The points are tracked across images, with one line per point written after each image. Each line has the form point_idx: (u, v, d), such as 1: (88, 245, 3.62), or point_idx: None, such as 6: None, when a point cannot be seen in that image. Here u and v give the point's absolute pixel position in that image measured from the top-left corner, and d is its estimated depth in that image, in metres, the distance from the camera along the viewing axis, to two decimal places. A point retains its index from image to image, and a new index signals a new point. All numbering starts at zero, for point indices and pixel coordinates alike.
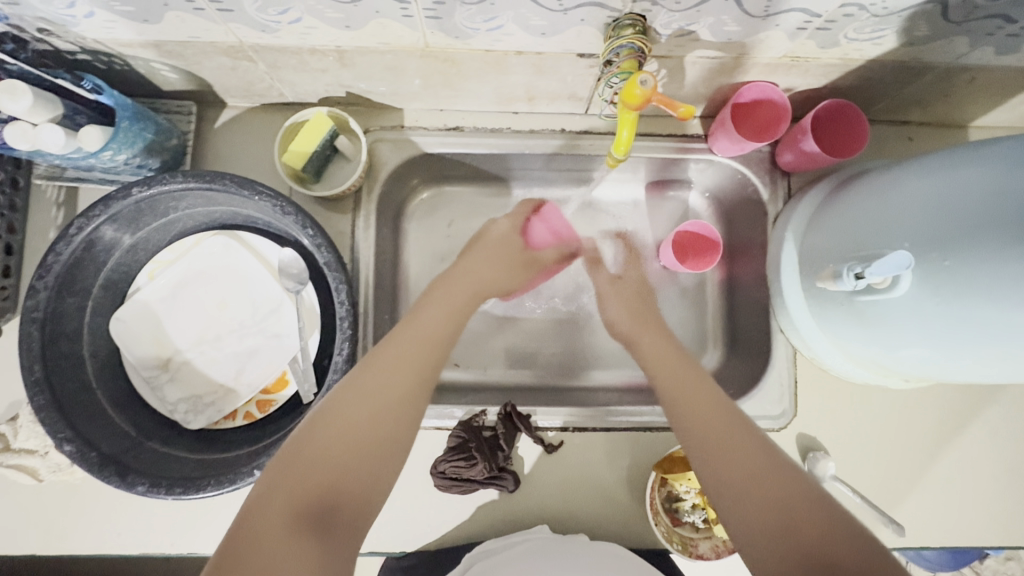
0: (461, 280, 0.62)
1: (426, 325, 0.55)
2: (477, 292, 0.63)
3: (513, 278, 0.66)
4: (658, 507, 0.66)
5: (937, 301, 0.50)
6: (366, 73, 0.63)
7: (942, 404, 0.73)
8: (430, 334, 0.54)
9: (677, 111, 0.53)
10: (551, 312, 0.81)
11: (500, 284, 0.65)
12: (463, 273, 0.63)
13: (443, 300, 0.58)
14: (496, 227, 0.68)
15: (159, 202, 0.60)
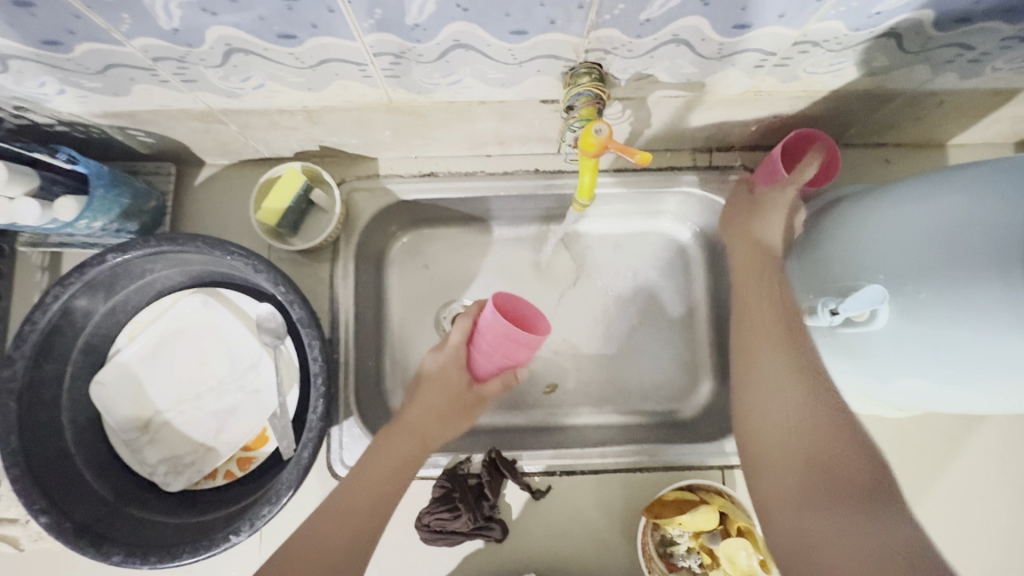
0: (414, 425, 0.61)
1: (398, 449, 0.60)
2: (425, 438, 0.61)
3: (455, 422, 0.62)
4: (651, 553, 0.64)
5: (918, 334, 0.49)
6: (336, 128, 0.64)
7: (941, 430, 0.70)
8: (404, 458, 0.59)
9: (634, 158, 0.51)
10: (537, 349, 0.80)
11: (445, 431, 0.62)
12: (422, 415, 0.61)
13: (411, 430, 0.61)
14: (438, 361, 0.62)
15: (134, 265, 0.60)
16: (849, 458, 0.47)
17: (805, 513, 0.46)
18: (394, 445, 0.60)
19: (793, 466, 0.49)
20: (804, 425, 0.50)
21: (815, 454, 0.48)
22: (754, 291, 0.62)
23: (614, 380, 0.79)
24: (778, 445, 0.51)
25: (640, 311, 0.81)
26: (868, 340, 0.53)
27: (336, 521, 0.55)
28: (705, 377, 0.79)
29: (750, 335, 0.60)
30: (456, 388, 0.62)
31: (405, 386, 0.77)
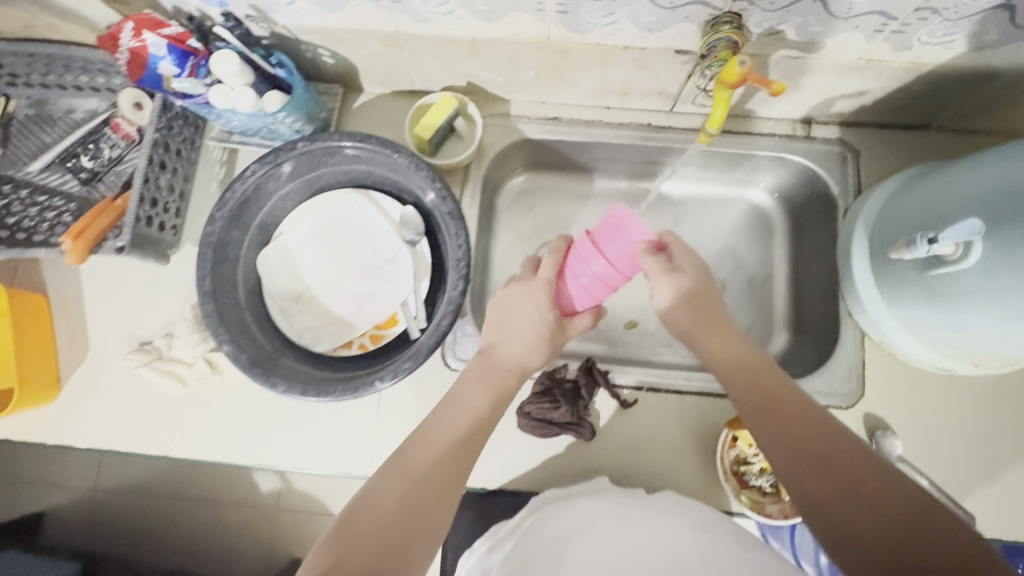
0: (499, 368, 0.62)
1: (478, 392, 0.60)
2: (507, 382, 0.62)
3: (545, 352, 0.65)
4: (727, 467, 0.70)
5: (1007, 268, 0.53)
6: (490, 63, 0.75)
7: (1013, 396, 0.74)
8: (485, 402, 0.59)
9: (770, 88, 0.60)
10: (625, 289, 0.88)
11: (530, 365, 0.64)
12: (506, 357, 0.63)
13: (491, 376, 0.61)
14: (515, 291, 0.66)
15: (315, 156, 0.72)
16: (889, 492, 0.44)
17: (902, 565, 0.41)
18: (482, 381, 0.61)
19: (847, 517, 0.44)
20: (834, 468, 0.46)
21: (874, 504, 0.44)
22: (715, 337, 0.59)
23: None
24: (818, 486, 0.46)
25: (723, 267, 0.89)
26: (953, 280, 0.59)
27: (435, 451, 0.53)
28: (781, 333, 0.86)
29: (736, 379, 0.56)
30: (546, 324, 0.64)
31: None
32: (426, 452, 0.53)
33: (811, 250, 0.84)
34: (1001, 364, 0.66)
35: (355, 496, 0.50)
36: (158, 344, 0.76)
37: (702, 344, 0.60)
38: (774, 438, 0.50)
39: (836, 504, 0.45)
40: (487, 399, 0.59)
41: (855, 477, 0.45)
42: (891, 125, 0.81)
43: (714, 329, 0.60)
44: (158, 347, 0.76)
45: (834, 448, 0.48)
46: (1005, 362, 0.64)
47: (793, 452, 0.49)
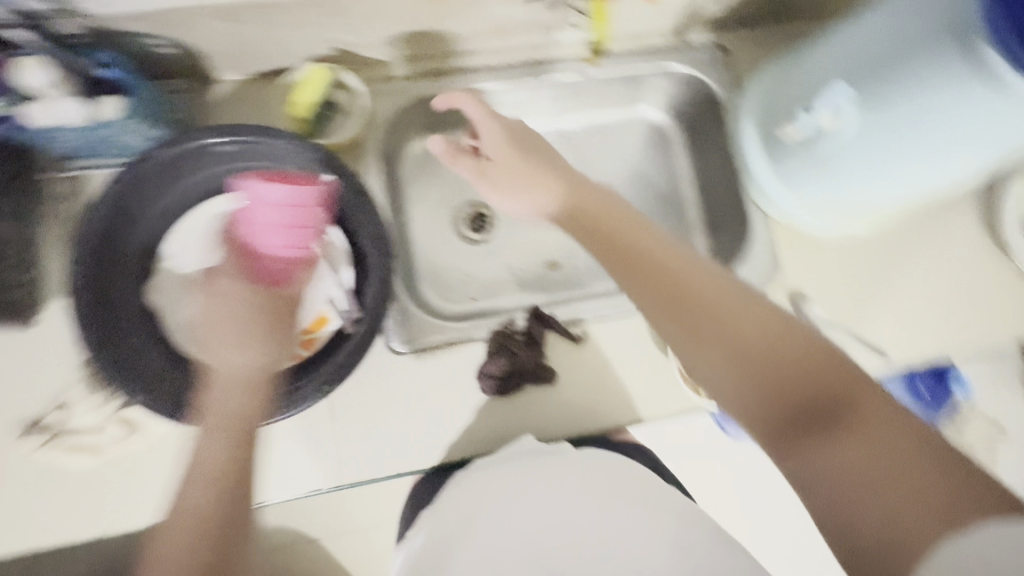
0: (226, 379, 0.55)
1: (231, 407, 0.53)
2: (239, 392, 0.54)
3: (268, 334, 0.58)
4: (683, 370, 0.74)
5: (876, 122, 0.61)
6: (354, 23, 0.69)
7: (896, 240, 0.84)
8: (240, 413, 0.53)
9: None
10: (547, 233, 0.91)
11: (263, 356, 0.56)
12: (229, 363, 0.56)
13: (227, 388, 0.55)
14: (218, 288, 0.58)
15: (183, 163, 0.65)
16: (807, 369, 0.48)
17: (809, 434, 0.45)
18: (222, 401, 0.54)
19: (760, 397, 0.48)
20: (743, 351, 0.50)
21: (780, 382, 0.48)
22: (633, 235, 0.62)
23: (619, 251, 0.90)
24: (728, 372, 0.50)
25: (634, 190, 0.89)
26: (841, 151, 0.66)
27: (192, 499, 0.49)
28: None
29: (636, 282, 0.58)
30: (241, 304, 0.57)
31: (438, 279, 0.86)
32: (179, 511, 0.49)
33: (708, 155, 0.89)
34: (877, 223, 0.80)
35: None
36: (51, 421, 0.65)
37: (605, 246, 0.62)
38: (647, 291, 0.57)
39: (744, 388, 0.49)
40: (238, 413, 0.53)
41: (763, 359, 0.49)
42: (748, 21, 0.86)
43: (627, 235, 0.62)
44: (54, 424, 0.65)
45: (748, 332, 0.51)
46: (885, 214, 0.77)
47: (664, 299, 0.56)
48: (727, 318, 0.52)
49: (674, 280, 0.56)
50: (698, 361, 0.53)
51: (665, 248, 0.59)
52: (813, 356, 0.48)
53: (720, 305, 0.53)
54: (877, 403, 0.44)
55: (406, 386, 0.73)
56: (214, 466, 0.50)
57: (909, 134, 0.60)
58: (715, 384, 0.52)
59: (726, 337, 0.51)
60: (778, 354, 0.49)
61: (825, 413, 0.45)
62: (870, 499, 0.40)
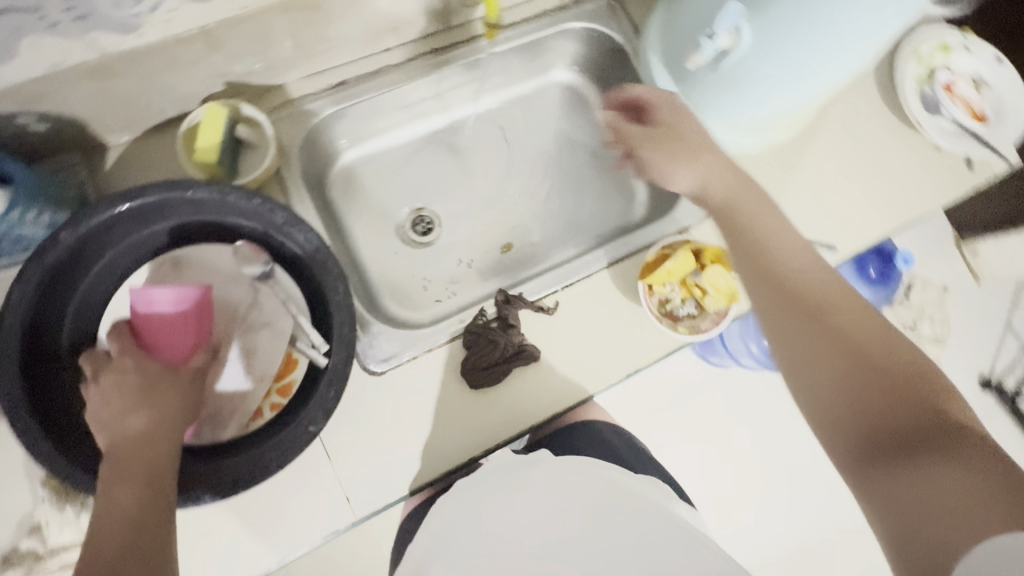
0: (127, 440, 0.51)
1: (137, 466, 0.50)
2: (147, 451, 0.51)
3: (172, 396, 0.56)
4: (657, 312, 0.75)
5: (775, 34, 0.63)
6: (237, 51, 0.65)
7: (816, 138, 0.87)
8: (151, 471, 0.51)
9: None
10: (495, 215, 0.92)
11: (172, 414, 0.55)
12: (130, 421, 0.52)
13: (127, 449, 0.51)
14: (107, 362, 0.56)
15: (92, 240, 0.59)
16: (918, 407, 0.49)
17: (898, 456, 0.48)
18: (122, 463, 0.50)
19: (866, 392, 0.52)
20: (841, 380, 0.53)
21: (889, 380, 0.51)
22: (732, 188, 0.68)
23: (566, 213, 0.94)
24: (836, 379, 0.53)
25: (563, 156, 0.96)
26: (750, 69, 0.68)
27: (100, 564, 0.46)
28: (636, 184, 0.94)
29: (770, 283, 0.61)
30: (140, 372, 0.55)
31: (399, 287, 0.85)
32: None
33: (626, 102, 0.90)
34: (800, 122, 0.82)
35: None
36: (27, 547, 0.60)
37: (716, 180, 0.68)
38: (773, 296, 0.60)
39: (849, 396, 0.52)
40: (145, 473, 0.50)
41: (901, 389, 0.51)
42: None
43: (755, 208, 0.66)
44: (31, 549, 0.60)
45: (870, 336, 0.55)
46: (803, 113, 0.79)
47: (803, 307, 0.58)
48: (850, 334, 0.55)
49: (806, 274, 0.60)
50: (792, 369, 0.57)
51: (811, 257, 0.62)
52: (943, 388, 0.50)
53: (865, 325, 0.56)
54: (982, 448, 0.45)
55: (393, 403, 0.71)
56: (121, 526, 0.48)
57: (805, 32, 0.61)
58: (811, 393, 0.55)
59: (827, 370, 0.54)
60: (874, 366, 0.52)
61: (914, 437, 0.48)
62: (946, 526, 0.42)
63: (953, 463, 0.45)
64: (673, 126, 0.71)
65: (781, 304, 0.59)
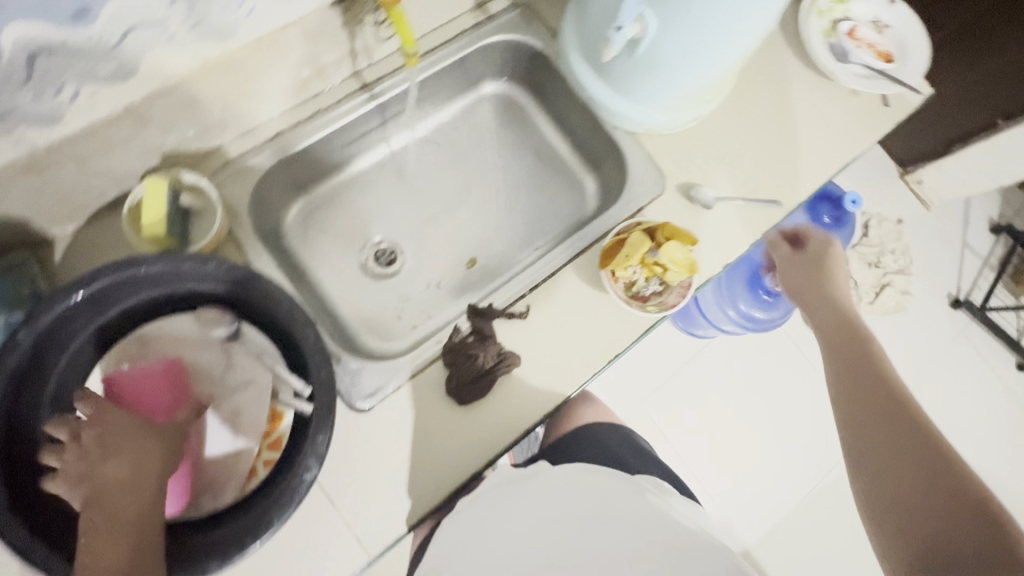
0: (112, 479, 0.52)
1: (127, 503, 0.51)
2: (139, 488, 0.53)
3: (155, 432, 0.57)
4: (624, 296, 0.78)
5: (674, 17, 0.67)
6: (168, 123, 0.66)
7: (741, 104, 0.92)
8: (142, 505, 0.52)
9: None
10: (454, 235, 0.94)
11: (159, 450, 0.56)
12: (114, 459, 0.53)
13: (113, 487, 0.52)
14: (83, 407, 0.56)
15: (54, 334, 0.58)
16: (960, 514, 0.55)
17: (910, 523, 0.58)
18: (109, 502, 0.51)
19: (913, 494, 0.59)
20: (907, 487, 0.60)
21: (950, 494, 0.57)
22: (859, 343, 0.75)
23: (522, 218, 0.96)
24: (886, 482, 0.61)
25: (508, 165, 0.98)
26: (661, 50, 0.72)
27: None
28: (584, 178, 0.97)
29: (863, 409, 0.67)
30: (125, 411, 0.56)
31: (373, 322, 0.86)
32: None
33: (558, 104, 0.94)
34: (723, 87, 0.86)
35: None
36: None
37: (839, 329, 0.77)
38: (848, 407, 0.69)
39: (890, 492, 0.61)
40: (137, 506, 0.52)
41: (934, 486, 0.58)
42: None
43: (815, 311, 0.80)
44: None
45: (926, 457, 0.60)
46: (723, 78, 0.83)
47: (864, 401, 0.68)
48: (911, 449, 0.62)
49: (863, 384, 0.70)
50: (859, 464, 0.65)
51: (884, 376, 0.70)
52: (982, 500, 0.56)
53: (915, 433, 0.63)
54: (992, 539, 0.53)
55: (387, 435, 0.72)
56: (113, 568, 0.48)
57: (701, 12, 0.65)
58: (857, 458, 0.65)
59: (877, 465, 0.63)
60: (918, 464, 0.60)
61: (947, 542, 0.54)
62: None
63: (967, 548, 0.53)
64: (822, 257, 0.84)
65: (860, 410, 0.68)
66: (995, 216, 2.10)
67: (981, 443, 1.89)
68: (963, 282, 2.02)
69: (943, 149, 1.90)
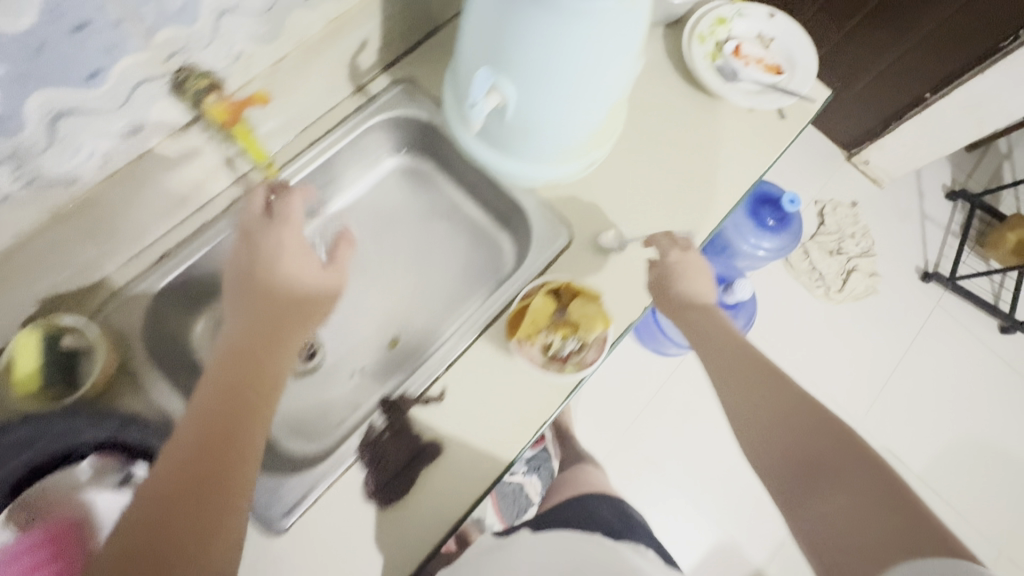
0: (253, 333, 0.66)
1: (255, 343, 0.64)
2: (259, 346, 0.65)
3: (279, 308, 0.69)
4: (541, 362, 0.75)
5: (526, 78, 0.67)
6: (34, 272, 0.65)
7: (636, 140, 0.91)
8: (262, 360, 0.64)
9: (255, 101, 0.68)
10: (373, 317, 0.91)
11: (289, 318, 0.69)
12: (251, 318, 0.67)
13: (236, 341, 0.65)
14: (251, 262, 0.71)
15: None
16: (829, 446, 0.61)
17: (813, 492, 0.59)
18: (230, 362, 0.63)
19: (784, 452, 0.63)
20: (785, 441, 0.63)
21: (808, 444, 0.62)
22: (714, 331, 0.75)
23: (441, 288, 0.94)
24: (791, 463, 0.62)
25: (422, 235, 0.97)
26: (533, 104, 0.70)
27: (175, 458, 0.56)
28: (498, 237, 0.96)
29: (732, 389, 0.70)
30: (254, 289, 0.69)
31: (297, 424, 0.83)
32: (166, 463, 0.55)
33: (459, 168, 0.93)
34: (611, 131, 0.84)
35: (122, 522, 0.54)
36: None
37: (737, 355, 0.72)
38: (728, 377, 0.71)
39: (786, 460, 0.62)
40: (233, 377, 0.62)
41: (815, 450, 0.61)
42: (415, 45, 0.90)
43: (704, 336, 0.76)
44: None
45: (796, 415, 0.64)
46: (605, 123, 0.81)
47: (740, 378, 0.70)
48: (790, 416, 0.64)
49: (739, 378, 0.70)
50: (760, 451, 0.65)
51: (738, 346, 0.73)
52: (849, 437, 0.61)
53: (768, 392, 0.67)
54: (858, 471, 0.58)
55: (309, 556, 0.67)
56: (189, 436, 0.57)
57: (549, 69, 0.65)
58: (758, 448, 0.65)
59: (767, 437, 0.65)
60: (801, 428, 0.63)
61: (818, 474, 0.59)
62: (856, 543, 0.54)
63: (841, 493, 0.57)
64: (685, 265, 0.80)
65: (739, 387, 0.69)
66: (948, 183, 2.09)
67: (979, 416, 1.84)
68: (929, 254, 2.00)
69: (882, 129, 1.90)
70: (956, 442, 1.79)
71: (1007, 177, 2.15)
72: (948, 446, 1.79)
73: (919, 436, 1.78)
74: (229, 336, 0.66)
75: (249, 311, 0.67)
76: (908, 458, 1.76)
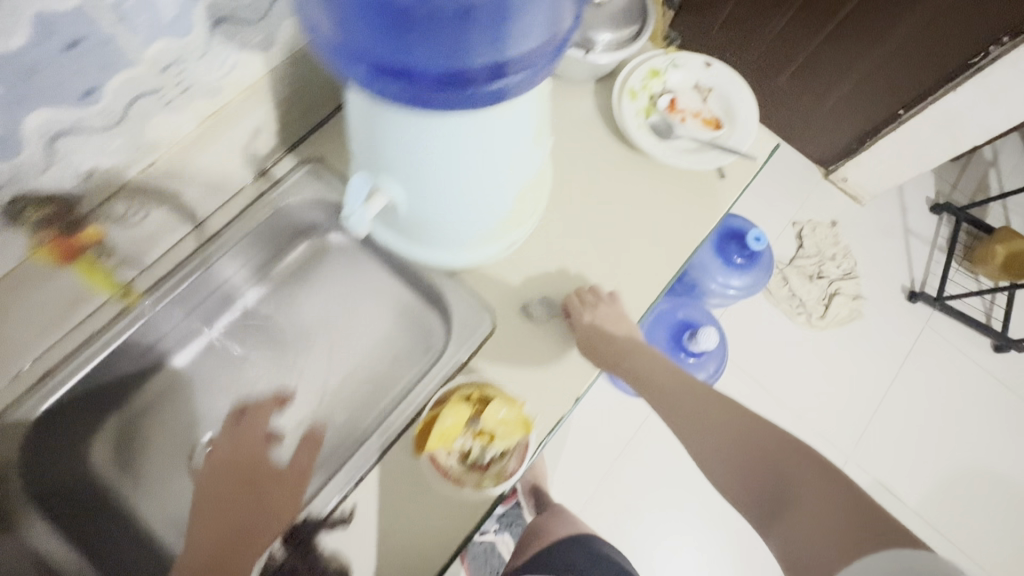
0: (227, 523, 0.66)
1: (224, 533, 0.65)
2: (229, 540, 0.65)
3: (256, 494, 0.68)
4: (457, 475, 0.69)
5: (407, 175, 0.61)
6: None
7: (567, 210, 0.84)
8: (229, 551, 0.64)
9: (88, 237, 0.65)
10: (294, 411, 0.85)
11: (263, 507, 0.67)
12: (223, 506, 0.67)
13: (210, 528, 0.66)
14: (224, 448, 0.72)
15: None
16: (776, 451, 0.61)
17: (776, 513, 0.58)
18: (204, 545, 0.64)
19: (741, 468, 0.62)
20: (736, 459, 0.63)
21: (756, 452, 0.62)
22: (659, 367, 0.76)
23: (367, 374, 0.88)
24: (746, 483, 0.61)
25: (347, 316, 0.90)
26: (425, 202, 0.64)
27: None
28: (427, 315, 0.88)
29: (678, 416, 0.70)
30: (225, 473, 0.70)
31: None
32: None
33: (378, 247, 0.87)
34: (531, 207, 0.77)
35: None
36: None
37: (679, 382, 0.73)
38: (671, 407, 0.71)
39: (744, 477, 0.61)
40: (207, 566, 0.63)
41: (768, 459, 0.61)
42: (323, 121, 0.85)
43: (646, 371, 0.75)
44: None
45: (740, 425, 0.64)
46: (519, 202, 0.73)
47: (688, 408, 0.70)
48: (735, 428, 0.65)
49: (682, 405, 0.70)
50: (720, 479, 0.64)
51: (677, 375, 0.74)
52: (791, 439, 0.61)
53: (710, 409, 0.68)
54: (807, 471, 0.58)
55: None
56: None
57: (427, 167, 0.59)
58: (715, 472, 0.64)
59: (719, 457, 0.64)
60: (753, 445, 0.62)
61: (777, 486, 0.59)
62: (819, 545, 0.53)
63: (806, 499, 0.56)
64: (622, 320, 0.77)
65: (682, 416, 0.69)
66: (932, 196, 2.01)
67: (974, 443, 1.75)
68: (915, 273, 1.92)
69: (857, 146, 1.83)
70: (952, 472, 1.71)
71: (994, 186, 2.07)
72: (942, 477, 1.70)
73: (910, 467, 1.70)
74: (197, 522, 0.67)
75: (226, 497, 0.68)
76: (900, 491, 1.67)
